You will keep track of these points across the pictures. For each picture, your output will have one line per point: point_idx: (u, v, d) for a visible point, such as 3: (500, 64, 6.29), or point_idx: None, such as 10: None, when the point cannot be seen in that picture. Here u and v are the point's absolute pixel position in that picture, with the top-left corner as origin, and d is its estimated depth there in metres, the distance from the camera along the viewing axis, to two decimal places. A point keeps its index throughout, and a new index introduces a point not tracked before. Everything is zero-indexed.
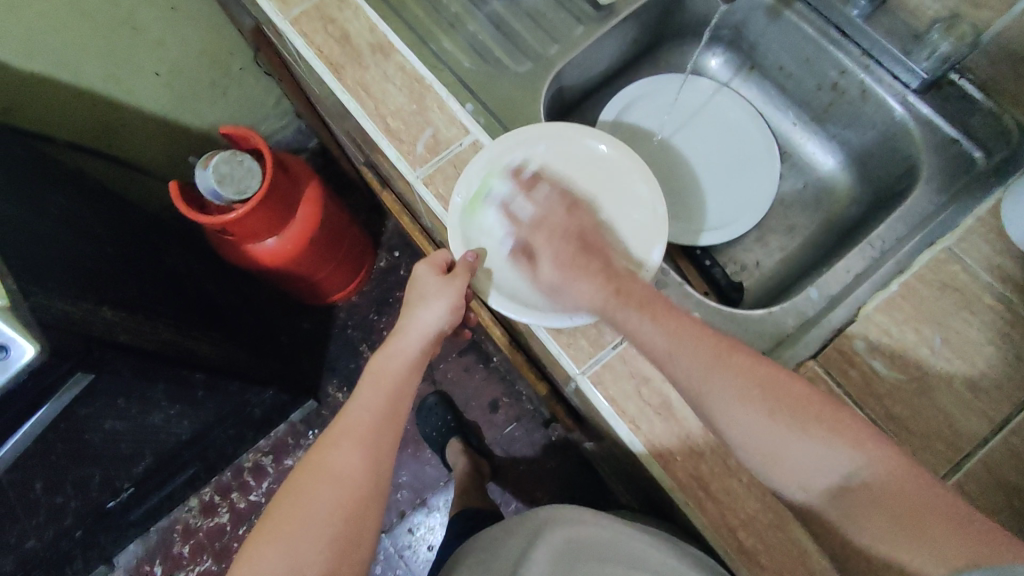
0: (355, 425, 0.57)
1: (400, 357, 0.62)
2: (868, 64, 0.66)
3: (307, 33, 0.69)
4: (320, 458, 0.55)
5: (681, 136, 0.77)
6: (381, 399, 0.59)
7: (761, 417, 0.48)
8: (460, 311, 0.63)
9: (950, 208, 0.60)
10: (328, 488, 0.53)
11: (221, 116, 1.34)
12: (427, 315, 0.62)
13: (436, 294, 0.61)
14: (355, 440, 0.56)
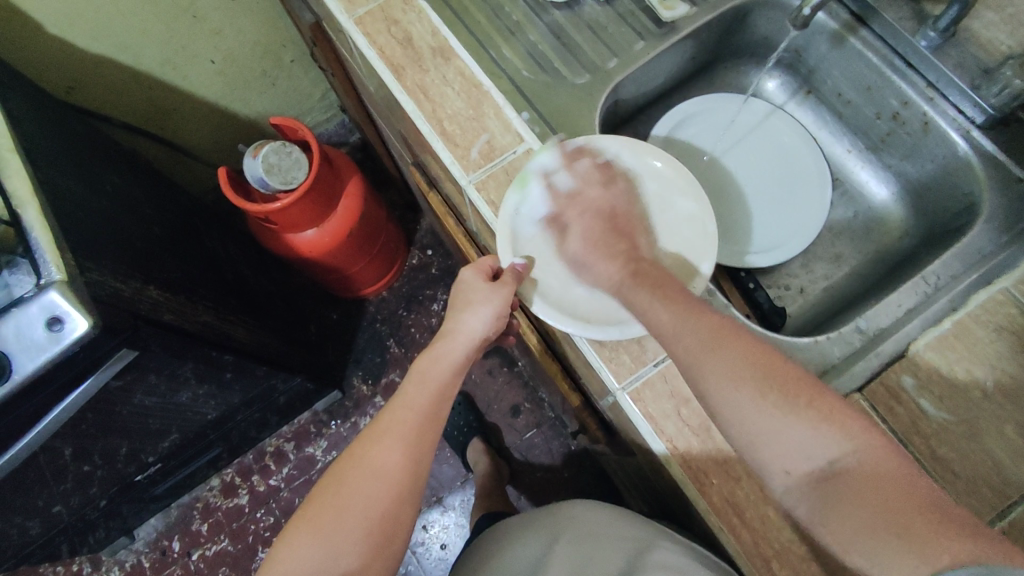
0: (399, 423, 0.58)
1: (445, 360, 0.62)
2: (932, 96, 0.65)
3: (369, 33, 0.70)
4: (362, 451, 0.56)
5: (733, 157, 0.76)
6: (425, 400, 0.59)
7: (750, 397, 0.46)
8: (503, 321, 0.63)
9: (1010, 249, 0.58)
10: (368, 482, 0.54)
11: (270, 106, 1.38)
12: (473, 321, 0.62)
13: (483, 300, 0.61)
14: (397, 438, 0.57)
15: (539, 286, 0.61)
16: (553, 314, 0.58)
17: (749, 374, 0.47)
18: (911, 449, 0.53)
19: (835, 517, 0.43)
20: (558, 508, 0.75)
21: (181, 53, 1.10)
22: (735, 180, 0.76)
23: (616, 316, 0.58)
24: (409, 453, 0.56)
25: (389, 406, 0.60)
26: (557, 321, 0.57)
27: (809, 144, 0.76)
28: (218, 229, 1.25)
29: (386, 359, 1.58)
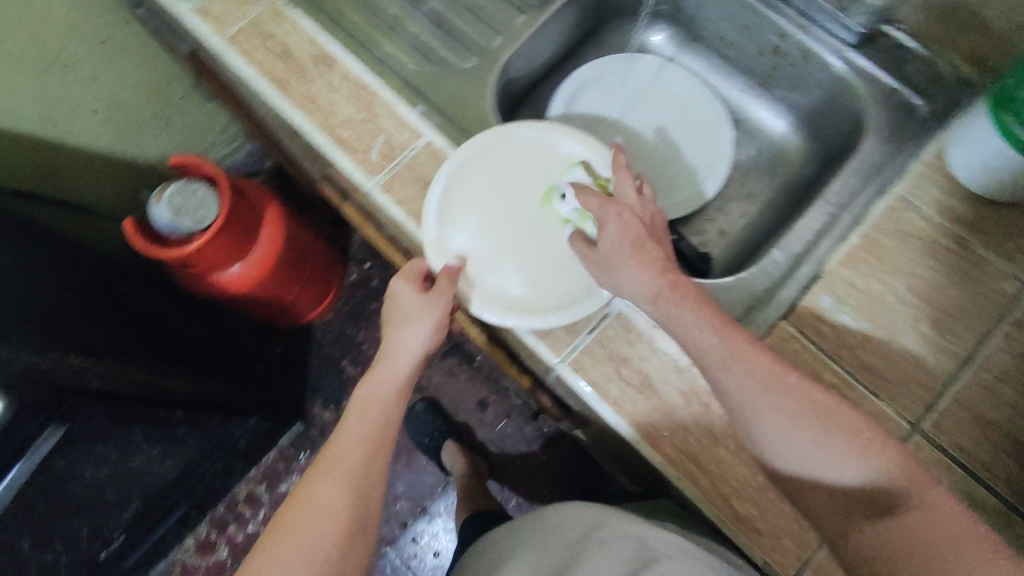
0: (347, 455, 0.56)
1: (386, 383, 0.61)
2: (805, 25, 0.66)
3: (245, 51, 0.67)
4: (309, 489, 0.54)
5: (633, 117, 0.78)
6: (370, 427, 0.58)
7: (812, 438, 0.46)
8: (441, 331, 0.63)
9: (898, 156, 0.62)
10: (316, 524, 0.52)
11: (167, 147, 1.31)
12: (410, 338, 0.61)
13: (418, 315, 0.61)
14: (344, 473, 0.55)
15: (475, 283, 0.60)
16: (494, 311, 0.58)
17: (812, 413, 0.47)
18: (842, 364, 0.54)
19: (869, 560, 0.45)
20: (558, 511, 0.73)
21: (58, 106, 1.03)
22: (640, 139, 0.77)
23: (550, 303, 0.59)
24: (360, 483, 0.55)
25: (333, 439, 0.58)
26: (493, 314, 0.57)
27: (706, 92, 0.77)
28: (137, 283, 1.19)
29: (344, 382, 1.55)
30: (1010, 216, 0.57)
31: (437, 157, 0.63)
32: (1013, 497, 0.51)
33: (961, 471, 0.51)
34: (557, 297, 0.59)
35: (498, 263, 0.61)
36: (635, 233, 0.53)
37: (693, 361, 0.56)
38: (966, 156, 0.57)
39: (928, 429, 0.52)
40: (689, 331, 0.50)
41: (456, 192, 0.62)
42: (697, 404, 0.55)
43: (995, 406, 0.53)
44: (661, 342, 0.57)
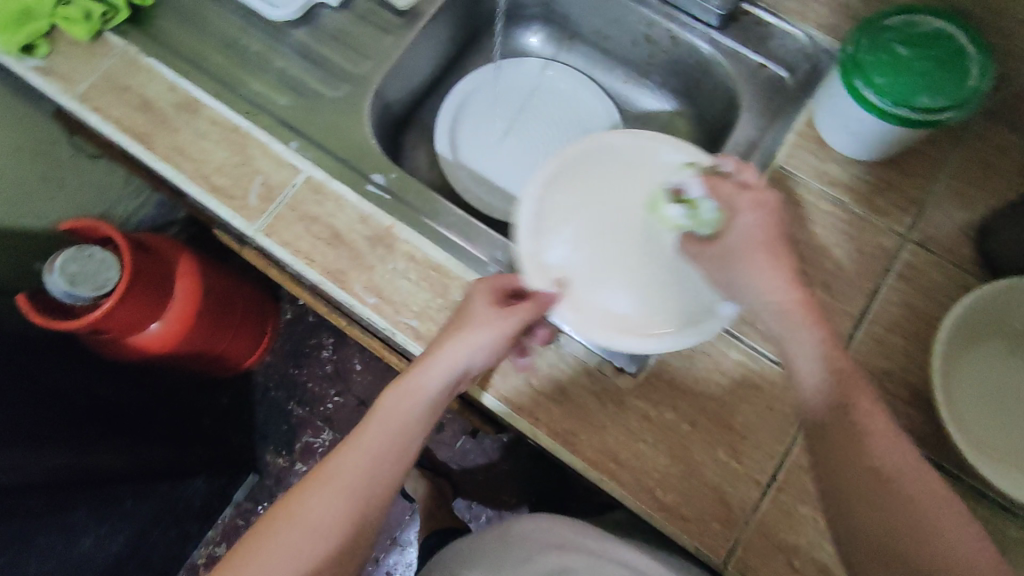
0: (349, 480, 0.49)
1: (417, 397, 0.51)
2: (670, 12, 0.67)
3: (101, 108, 0.64)
4: (303, 505, 0.48)
5: (520, 122, 0.77)
6: (382, 454, 0.50)
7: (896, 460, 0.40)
8: (496, 355, 0.52)
9: (771, 128, 0.63)
10: (299, 537, 0.46)
11: (65, 210, 1.22)
12: (462, 350, 0.51)
13: (486, 326, 0.51)
14: (342, 491, 0.48)
15: (580, 300, 0.54)
16: (604, 333, 0.52)
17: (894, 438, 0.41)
18: (743, 341, 0.56)
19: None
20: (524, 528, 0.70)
21: None
22: (532, 143, 0.76)
23: (660, 319, 0.54)
24: (355, 514, 0.48)
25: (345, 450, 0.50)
26: (596, 334, 0.52)
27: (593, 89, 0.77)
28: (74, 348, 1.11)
29: (293, 425, 1.50)
30: (878, 173, 0.59)
31: (319, 192, 0.61)
32: (921, 444, 0.51)
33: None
34: (673, 302, 0.55)
35: (600, 273, 0.57)
36: (767, 233, 0.47)
37: (601, 360, 0.56)
38: (830, 121, 0.58)
39: None
40: (797, 336, 0.44)
41: (550, 203, 0.58)
42: (610, 403, 0.55)
43: (892, 359, 0.54)
44: (567, 347, 0.56)
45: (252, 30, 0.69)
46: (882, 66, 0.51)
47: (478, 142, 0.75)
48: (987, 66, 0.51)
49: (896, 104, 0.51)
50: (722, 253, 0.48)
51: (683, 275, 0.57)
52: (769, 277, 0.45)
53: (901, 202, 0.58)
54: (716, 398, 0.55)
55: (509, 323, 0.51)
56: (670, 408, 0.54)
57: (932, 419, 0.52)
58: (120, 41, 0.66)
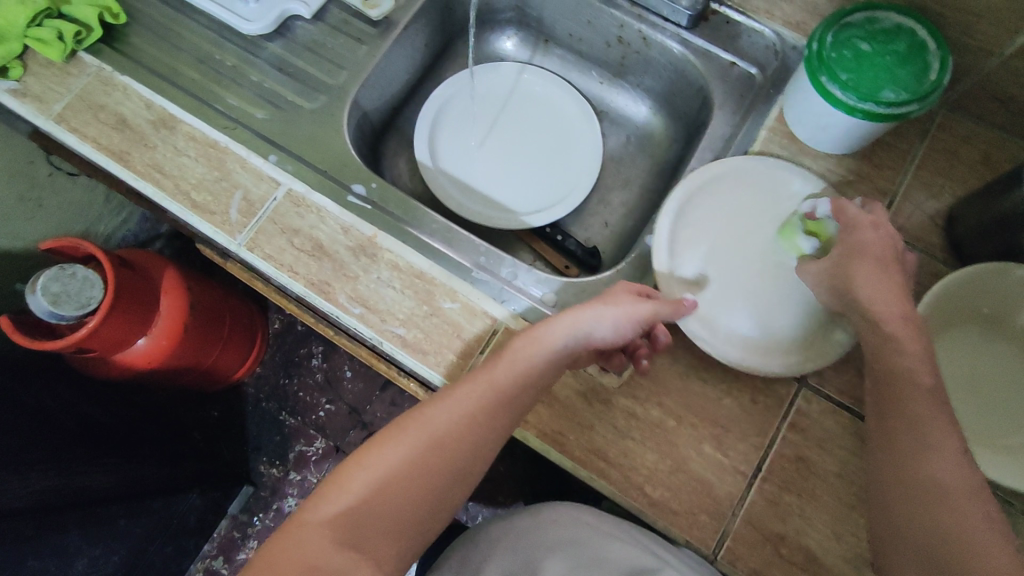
0: (461, 411, 0.49)
1: (544, 347, 0.49)
2: (640, 13, 0.68)
3: (76, 128, 0.63)
4: (422, 420, 0.49)
5: (499, 128, 0.77)
6: (497, 397, 0.49)
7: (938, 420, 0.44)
8: (623, 338, 0.51)
9: (745, 125, 0.64)
10: (417, 439, 0.48)
11: (45, 229, 1.21)
12: (592, 320, 0.50)
13: (620, 305, 0.50)
14: (462, 410, 0.49)
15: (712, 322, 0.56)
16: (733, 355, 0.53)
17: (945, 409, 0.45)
18: None
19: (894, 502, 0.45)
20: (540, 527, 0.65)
21: None
22: (512, 148, 0.77)
23: (785, 347, 0.55)
24: (455, 445, 0.48)
25: (466, 380, 0.50)
26: (729, 353, 0.53)
27: (568, 90, 0.78)
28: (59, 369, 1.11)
29: (286, 435, 1.50)
30: (850, 166, 0.61)
31: (300, 205, 0.61)
32: None
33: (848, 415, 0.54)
34: (799, 329, 0.56)
35: (723, 294, 0.57)
36: (883, 251, 0.50)
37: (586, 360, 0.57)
38: (800, 117, 0.60)
39: (814, 382, 0.56)
40: (893, 351, 0.47)
41: (696, 216, 0.59)
42: (597, 402, 0.56)
43: None
44: None
45: (226, 44, 0.69)
46: (845, 63, 0.53)
47: (457, 150, 0.76)
48: (946, 60, 0.52)
49: (861, 100, 0.52)
50: (847, 256, 0.51)
51: (808, 303, 0.56)
52: (875, 288, 0.49)
53: (872, 194, 0.60)
54: (699, 393, 0.56)
55: (641, 310, 0.50)
56: (655, 404, 0.55)
57: None
58: (92, 59, 0.66)
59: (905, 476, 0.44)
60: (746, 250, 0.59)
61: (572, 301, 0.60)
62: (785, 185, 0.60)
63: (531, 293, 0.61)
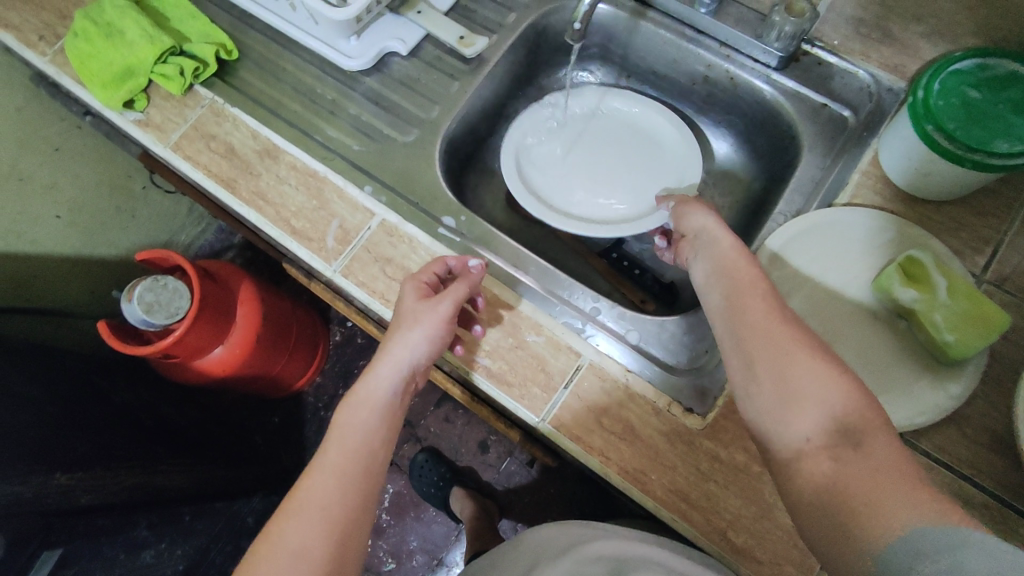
0: (318, 505, 0.45)
1: (369, 404, 0.51)
2: (729, 53, 0.69)
3: (190, 156, 0.68)
4: (274, 538, 0.44)
5: (584, 147, 0.77)
6: (360, 447, 0.49)
7: (821, 372, 0.41)
8: (439, 344, 0.55)
9: (837, 168, 0.63)
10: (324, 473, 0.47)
11: (136, 239, 1.28)
12: (404, 350, 0.53)
13: (421, 319, 0.54)
14: (351, 428, 0.50)
15: None
16: None
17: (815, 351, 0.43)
18: None
19: (814, 485, 0.39)
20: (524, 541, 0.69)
21: (21, 218, 1.00)
22: (595, 168, 0.75)
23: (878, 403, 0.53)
24: (334, 538, 0.44)
25: (303, 479, 0.47)
26: None
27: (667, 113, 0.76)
28: (127, 374, 1.12)
29: None
30: (950, 213, 0.59)
31: (394, 235, 0.64)
32: (1005, 492, 0.51)
33: (962, 482, 0.51)
34: (903, 390, 0.53)
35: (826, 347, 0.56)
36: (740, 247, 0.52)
37: (671, 400, 0.57)
38: (894, 162, 0.59)
39: (930, 448, 0.53)
40: (758, 324, 0.45)
41: (789, 266, 0.59)
42: (680, 443, 0.55)
43: (971, 403, 0.53)
44: (636, 386, 0.57)
45: (327, 79, 0.73)
46: (953, 112, 0.52)
47: (540, 161, 0.75)
48: None
49: (971, 150, 0.50)
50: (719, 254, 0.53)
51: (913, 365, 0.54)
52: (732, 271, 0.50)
53: (973, 242, 0.58)
54: None
55: (440, 311, 0.54)
56: (740, 448, 0.55)
57: (1014, 463, 0.51)
58: (207, 93, 0.71)
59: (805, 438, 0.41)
60: (841, 304, 0.57)
61: (655, 337, 0.61)
62: (877, 238, 0.58)
63: (614, 328, 0.62)
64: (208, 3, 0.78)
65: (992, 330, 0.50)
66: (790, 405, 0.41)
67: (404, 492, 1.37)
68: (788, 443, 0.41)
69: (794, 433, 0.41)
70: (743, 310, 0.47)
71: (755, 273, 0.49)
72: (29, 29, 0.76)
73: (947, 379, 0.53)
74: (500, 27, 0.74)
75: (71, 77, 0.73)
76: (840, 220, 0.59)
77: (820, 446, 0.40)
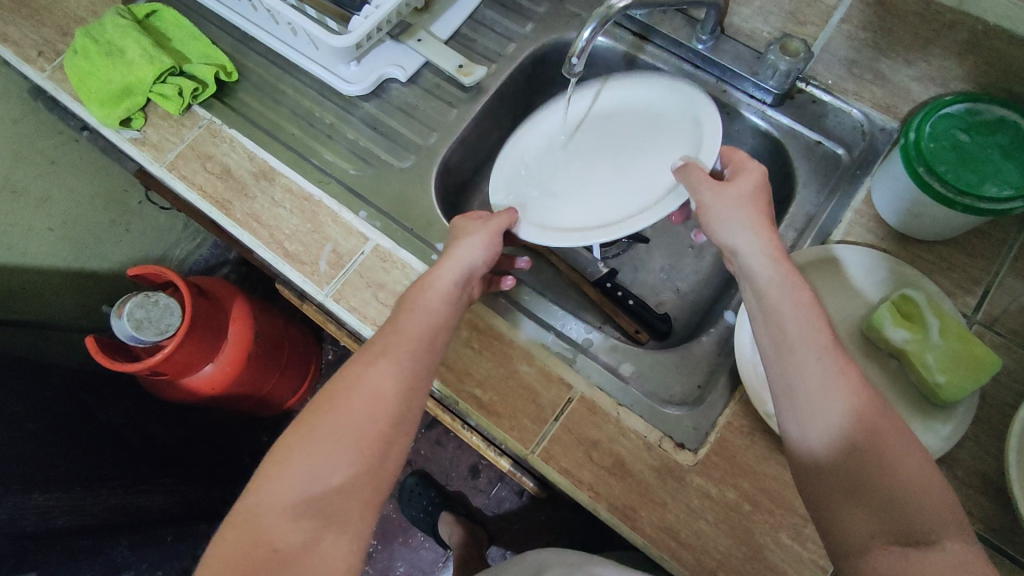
0: (397, 365, 0.48)
1: (437, 291, 0.53)
2: (725, 88, 0.71)
3: (185, 176, 0.68)
4: (351, 386, 0.47)
5: (585, 155, 0.68)
6: (418, 341, 0.50)
7: (887, 447, 0.40)
8: (493, 255, 0.57)
9: (832, 204, 0.64)
10: (384, 358, 0.48)
11: (129, 253, 1.28)
12: (465, 251, 0.55)
13: (479, 233, 0.57)
14: (415, 316, 0.51)
15: None
16: None
17: (880, 427, 0.41)
18: None
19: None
20: (523, 557, 0.71)
21: (12, 231, 0.99)
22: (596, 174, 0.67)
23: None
24: (403, 402, 0.47)
25: (370, 345, 0.49)
26: None
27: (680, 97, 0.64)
28: (114, 390, 1.11)
29: None
30: (940, 253, 0.60)
31: (387, 260, 0.64)
32: (997, 537, 0.50)
33: None
34: None
35: None
36: (798, 288, 0.47)
37: (662, 436, 0.56)
38: (887, 202, 0.59)
39: None
40: (817, 375, 0.43)
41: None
42: (670, 479, 0.55)
43: (962, 445, 0.53)
44: (628, 421, 0.57)
45: (326, 103, 0.74)
46: (943, 156, 0.52)
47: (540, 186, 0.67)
48: None
49: (961, 194, 0.51)
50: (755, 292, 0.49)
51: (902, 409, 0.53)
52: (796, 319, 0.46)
53: (965, 283, 0.58)
54: (780, 478, 0.54)
55: (494, 228, 0.58)
56: (731, 486, 0.54)
57: (1006, 508, 0.51)
58: (206, 113, 0.71)
59: (870, 523, 0.39)
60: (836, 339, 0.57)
61: (647, 370, 0.61)
62: (876, 273, 0.58)
63: (606, 360, 0.61)
64: (211, 26, 0.78)
65: (983, 371, 0.50)
66: (846, 501, 0.40)
67: (392, 516, 1.35)
68: (849, 536, 0.40)
69: (857, 530, 0.39)
70: (801, 379, 0.43)
71: (817, 321, 0.45)
72: (28, 45, 0.77)
73: (936, 420, 0.53)
74: (499, 57, 0.75)
75: (68, 94, 0.73)
76: (831, 259, 0.59)
77: (883, 542, 0.38)
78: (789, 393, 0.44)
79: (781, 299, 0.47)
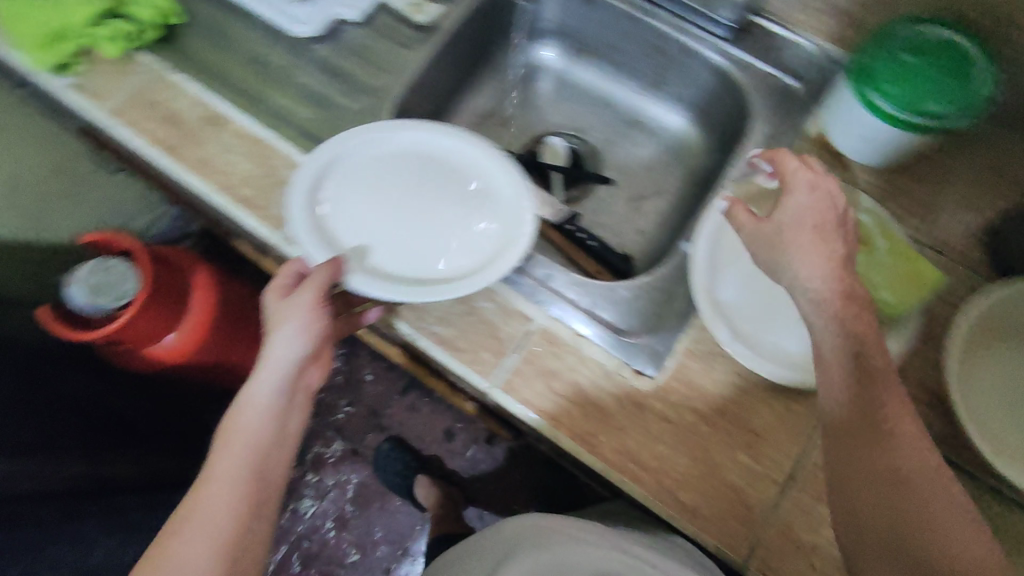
0: (210, 517, 0.48)
1: (256, 405, 0.52)
2: (681, 24, 0.69)
3: (128, 121, 0.65)
4: (173, 538, 0.47)
5: (398, 184, 0.62)
6: (246, 464, 0.50)
7: (925, 482, 0.40)
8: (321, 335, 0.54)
9: (785, 135, 0.65)
10: (214, 496, 0.48)
11: (83, 223, 1.23)
12: (282, 348, 0.52)
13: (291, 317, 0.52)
14: (239, 442, 0.51)
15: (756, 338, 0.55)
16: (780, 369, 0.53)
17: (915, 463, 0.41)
18: None
19: None
20: (503, 528, 0.68)
21: None
22: (400, 216, 0.61)
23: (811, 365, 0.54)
24: (240, 533, 0.48)
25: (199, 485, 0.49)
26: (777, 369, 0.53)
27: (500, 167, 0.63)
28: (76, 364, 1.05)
29: None
30: (890, 179, 0.61)
31: None
32: (940, 445, 0.52)
33: None
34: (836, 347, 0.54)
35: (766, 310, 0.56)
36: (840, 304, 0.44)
37: (621, 363, 0.57)
38: (840, 130, 0.60)
39: None
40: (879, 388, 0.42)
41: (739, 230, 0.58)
42: (630, 404, 0.55)
43: (910, 361, 0.54)
44: (587, 350, 0.57)
45: (276, 46, 0.72)
46: (891, 75, 0.53)
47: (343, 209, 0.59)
48: (991, 72, 0.52)
49: (906, 112, 0.52)
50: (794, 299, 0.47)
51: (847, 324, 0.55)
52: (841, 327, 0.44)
53: (912, 208, 0.59)
54: (734, 400, 0.55)
55: (305, 304, 0.52)
56: (688, 409, 0.55)
57: (949, 417, 0.53)
58: (150, 58, 0.69)
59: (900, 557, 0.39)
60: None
61: (605, 300, 0.61)
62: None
63: (564, 291, 0.61)
64: None
65: (926, 286, 0.53)
66: (876, 536, 0.40)
67: (368, 483, 1.35)
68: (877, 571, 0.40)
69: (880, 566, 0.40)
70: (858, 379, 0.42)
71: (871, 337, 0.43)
72: None
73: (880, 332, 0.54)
74: None
75: None
76: (780, 187, 0.60)
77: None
78: (854, 406, 0.42)
79: (827, 318, 0.44)
